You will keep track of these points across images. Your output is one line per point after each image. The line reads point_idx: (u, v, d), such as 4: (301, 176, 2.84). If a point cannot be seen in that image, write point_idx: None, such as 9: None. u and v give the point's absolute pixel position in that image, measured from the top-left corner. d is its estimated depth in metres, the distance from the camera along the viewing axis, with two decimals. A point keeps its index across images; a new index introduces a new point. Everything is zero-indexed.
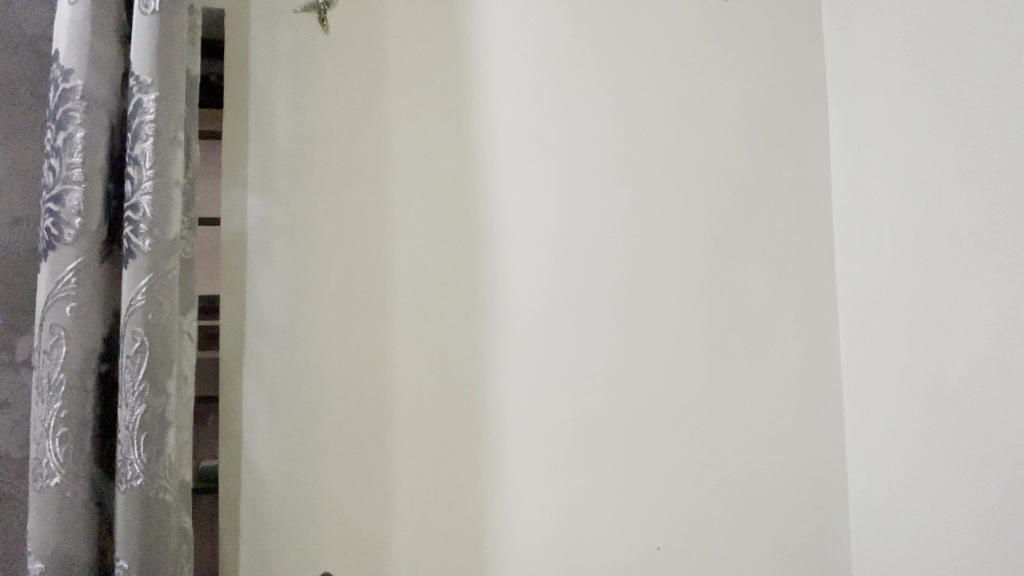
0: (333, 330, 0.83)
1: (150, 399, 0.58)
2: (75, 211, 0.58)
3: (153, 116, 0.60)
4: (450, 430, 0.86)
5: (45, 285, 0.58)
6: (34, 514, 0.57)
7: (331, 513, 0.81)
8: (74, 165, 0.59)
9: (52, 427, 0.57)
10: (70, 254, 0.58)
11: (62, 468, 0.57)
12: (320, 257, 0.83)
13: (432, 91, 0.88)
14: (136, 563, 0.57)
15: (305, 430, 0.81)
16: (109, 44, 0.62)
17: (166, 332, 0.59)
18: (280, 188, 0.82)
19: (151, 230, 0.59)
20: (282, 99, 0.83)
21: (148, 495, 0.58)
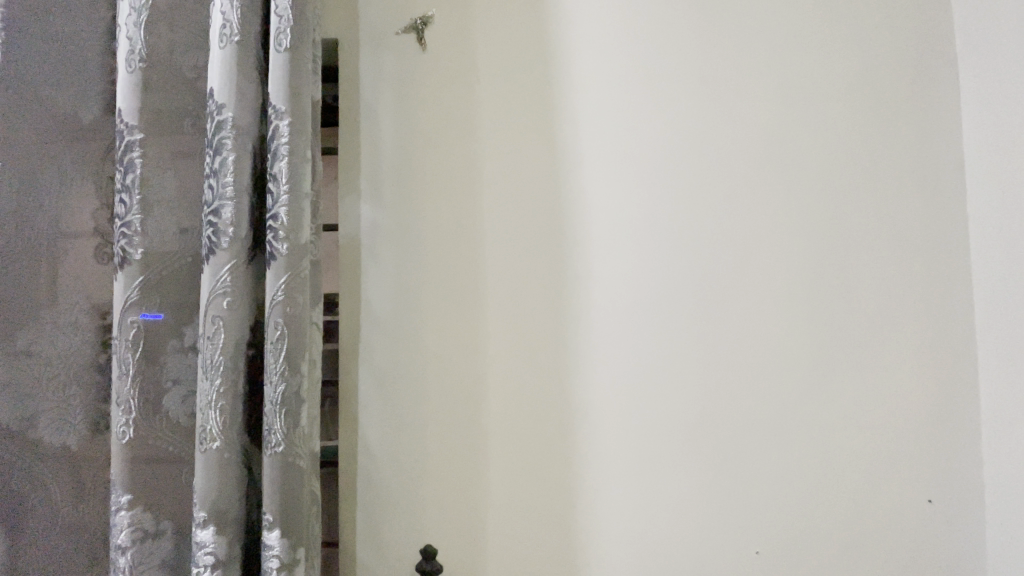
0: (432, 323, 0.90)
1: (289, 378, 0.68)
2: (228, 221, 0.70)
3: (287, 139, 0.70)
4: (540, 420, 0.90)
5: (207, 283, 0.70)
6: (199, 471, 0.68)
7: (432, 491, 0.89)
8: (227, 183, 0.71)
9: (214, 399, 0.68)
10: (226, 257, 0.70)
11: (222, 434, 0.68)
12: (420, 256, 0.91)
13: (520, 96, 0.92)
14: (278, 517, 0.67)
15: (409, 414, 0.89)
16: (250, 77, 0.73)
17: (299, 322, 0.69)
18: (385, 195, 0.91)
19: (287, 236, 0.69)
20: (387, 115, 0.92)
21: (287, 460, 0.68)
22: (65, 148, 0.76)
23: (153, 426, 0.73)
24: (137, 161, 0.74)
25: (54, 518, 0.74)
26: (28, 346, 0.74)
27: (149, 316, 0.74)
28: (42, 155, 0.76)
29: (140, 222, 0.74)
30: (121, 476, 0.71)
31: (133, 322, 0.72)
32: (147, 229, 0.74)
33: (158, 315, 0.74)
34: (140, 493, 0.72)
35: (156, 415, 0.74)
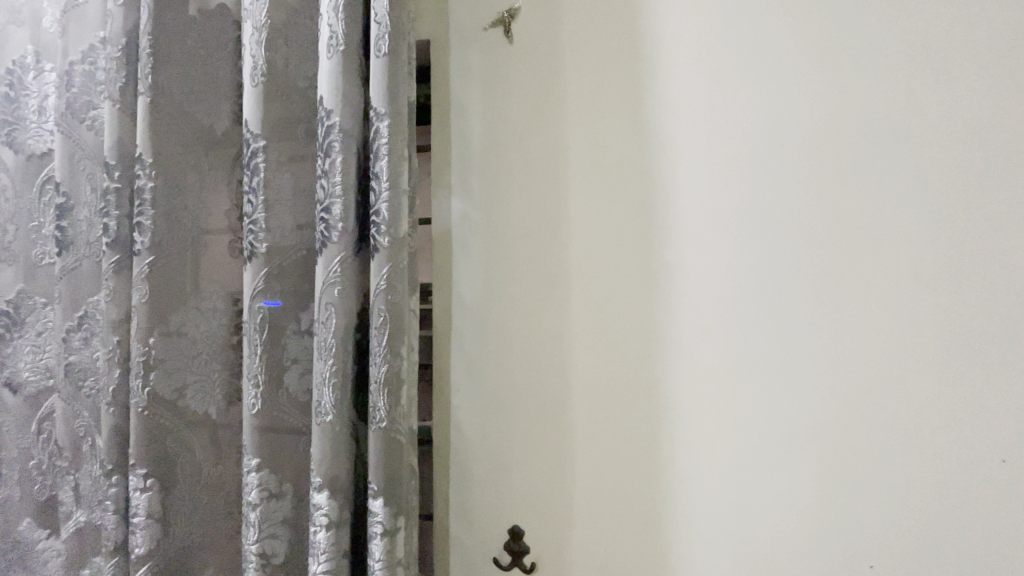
0: (519, 312, 0.93)
1: (391, 361, 0.74)
2: (338, 217, 0.77)
3: (387, 139, 0.75)
4: (624, 410, 0.89)
5: (321, 273, 0.77)
6: (315, 440, 0.76)
7: (519, 473, 0.92)
8: (336, 183, 0.78)
9: (327, 377, 0.76)
10: (336, 250, 0.77)
11: (334, 409, 0.76)
12: (508, 247, 0.93)
13: (606, 82, 0.91)
14: (382, 487, 0.74)
15: (497, 399, 0.93)
16: (354, 84, 0.79)
17: (399, 309, 0.75)
18: (474, 188, 0.94)
19: (388, 230, 0.75)
20: (475, 110, 0.95)
21: (389, 435, 0.74)
22: (201, 156, 0.87)
23: (277, 400, 0.83)
24: (261, 166, 0.83)
25: (197, 476, 0.86)
26: (175, 327, 0.84)
27: (271, 304, 0.83)
28: (182, 160, 0.85)
29: (264, 220, 0.83)
30: (252, 441, 0.81)
31: (259, 308, 0.82)
32: (270, 226, 0.83)
33: (278, 303, 0.83)
34: (267, 457, 0.82)
35: (279, 390, 0.84)
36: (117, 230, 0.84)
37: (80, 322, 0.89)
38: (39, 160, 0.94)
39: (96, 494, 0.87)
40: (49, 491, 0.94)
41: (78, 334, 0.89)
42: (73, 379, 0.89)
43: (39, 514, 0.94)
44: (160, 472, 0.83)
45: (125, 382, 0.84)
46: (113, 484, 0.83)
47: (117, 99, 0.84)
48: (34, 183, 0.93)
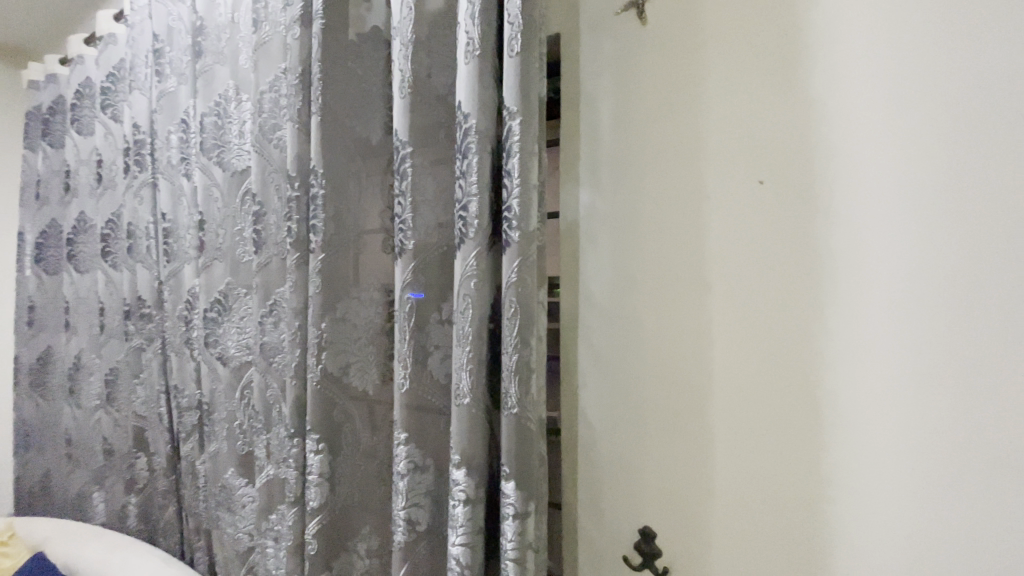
0: (651, 306, 0.89)
1: (521, 351, 0.77)
2: (474, 214, 0.82)
3: (518, 137, 0.78)
4: (775, 421, 0.78)
5: (459, 266, 0.83)
6: (455, 421, 0.82)
7: (650, 472, 0.89)
8: (473, 182, 0.82)
9: (465, 363, 0.81)
10: (472, 245, 0.82)
11: (471, 392, 0.81)
12: (639, 237, 0.90)
13: (756, 51, 0.81)
14: (514, 471, 0.77)
15: (627, 394, 0.91)
16: (488, 86, 0.83)
17: (529, 301, 0.78)
18: (604, 180, 0.94)
19: (520, 224, 0.77)
20: (605, 101, 0.94)
21: (521, 422, 0.78)
22: (359, 164, 0.98)
23: (422, 382, 0.91)
24: (408, 170, 0.91)
25: (356, 444, 0.99)
26: (341, 313, 0.97)
27: (417, 296, 0.90)
28: (345, 168, 0.97)
29: (412, 219, 0.90)
30: (403, 416, 0.90)
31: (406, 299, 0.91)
32: (417, 224, 0.91)
33: (421, 294, 0.91)
34: (413, 433, 0.90)
35: (424, 373, 0.92)
36: (297, 232, 0.98)
37: (270, 308, 1.06)
38: (240, 175, 1.13)
39: (281, 453, 1.05)
40: (248, 447, 1.15)
41: (269, 319, 1.07)
42: (266, 355, 1.07)
43: (241, 464, 1.16)
44: (329, 438, 0.96)
45: (303, 361, 0.99)
46: (295, 445, 0.99)
47: (296, 120, 0.98)
48: (237, 194, 1.13)
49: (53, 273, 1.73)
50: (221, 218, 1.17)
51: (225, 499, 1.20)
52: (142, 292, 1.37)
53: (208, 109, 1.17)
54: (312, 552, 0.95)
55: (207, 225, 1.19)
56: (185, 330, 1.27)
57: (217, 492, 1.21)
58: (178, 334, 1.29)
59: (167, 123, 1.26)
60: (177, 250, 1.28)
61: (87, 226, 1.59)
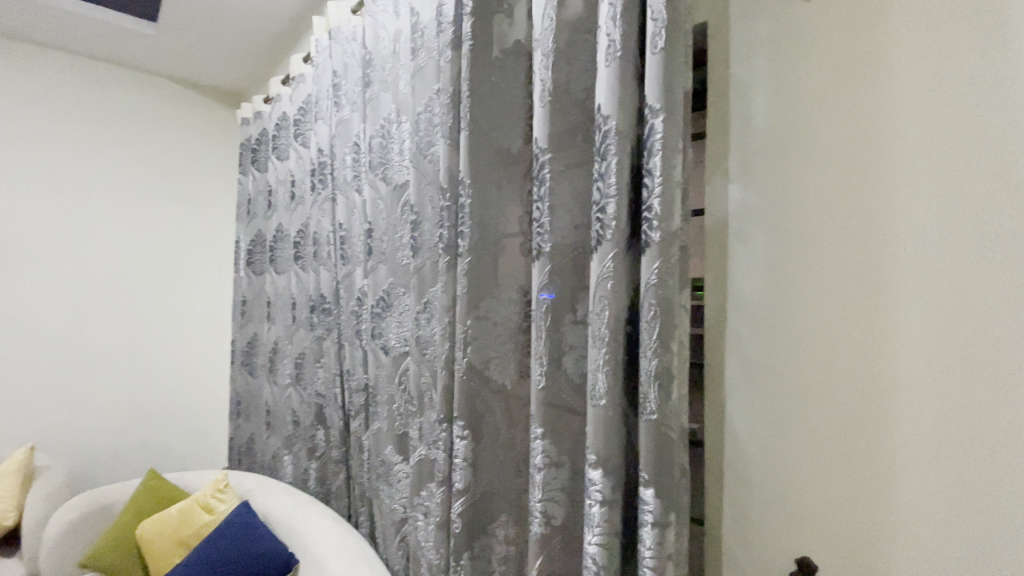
0: (815, 309, 0.80)
1: (661, 354, 0.76)
2: (612, 216, 0.81)
3: (660, 134, 0.76)
4: (1005, 450, 0.64)
5: (596, 268, 0.83)
6: (590, 421, 0.83)
7: (811, 495, 0.80)
8: (611, 184, 0.82)
9: (601, 364, 0.82)
10: (609, 247, 0.81)
11: (607, 393, 0.81)
12: (800, 233, 0.81)
13: (962, 11, 0.67)
14: (652, 477, 0.76)
15: (783, 405, 0.83)
16: (629, 87, 0.82)
17: (670, 304, 0.75)
18: (758, 172, 0.86)
19: (661, 224, 0.76)
20: (760, 85, 0.87)
21: (661, 428, 0.76)
22: (501, 172, 1.04)
23: (557, 381, 0.94)
24: (547, 175, 0.93)
25: (496, 435, 1.06)
26: (484, 312, 1.04)
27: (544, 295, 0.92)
28: (488, 176, 1.04)
29: (549, 223, 0.93)
30: (539, 413, 0.93)
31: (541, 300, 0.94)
32: (553, 228, 0.93)
33: (548, 295, 0.92)
34: (548, 429, 0.93)
35: (559, 373, 0.94)
36: (448, 237, 1.08)
37: (425, 306, 1.19)
38: (400, 188, 1.28)
39: (432, 435, 1.16)
40: (404, 428, 1.30)
41: (423, 315, 1.19)
42: (420, 348, 1.20)
43: (398, 442, 1.32)
44: (472, 426, 1.05)
45: (451, 354, 1.09)
46: (444, 430, 1.10)
47: (447, 136, 1.08)
48: (398, 205, 1.28)
49: (258, 273, 2.13)
50: (385, 226, 1.33)
51: (384, 472, 1.37)
52: (324, 290, 1.62)
53: (375, 131, 1.35)
54: (457, 530, 1.04)
55: (374, 232, 1.37)
56: (356, 323, 1.48)
57: (377, 466, 1.39)
58: (350, 326, 1.50)
59: (343, 146, 1.48)
60: (351, 254, 1.49)
61: (284, 235, 1.93)
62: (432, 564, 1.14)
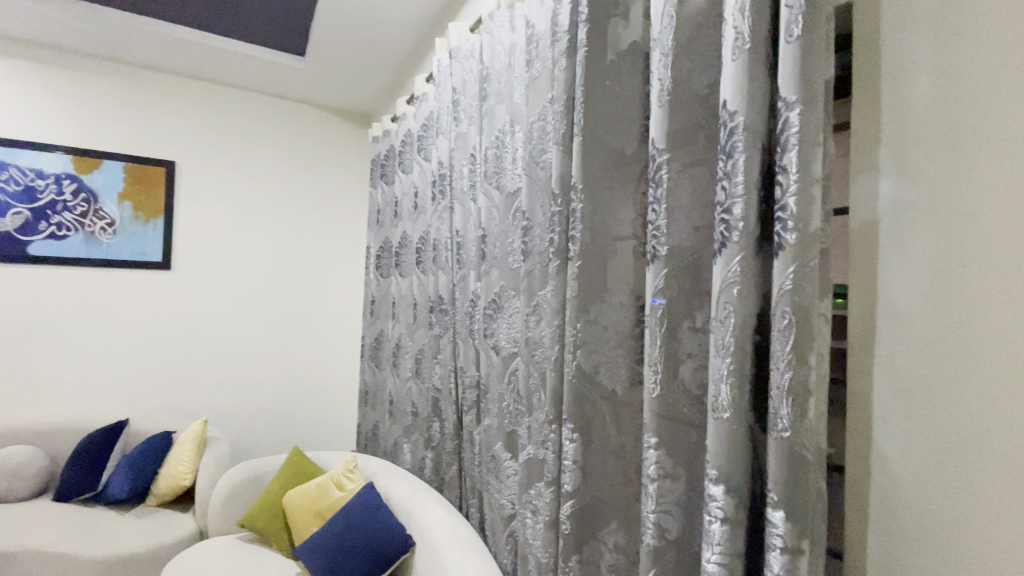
0: (993, 324, 0.66)
1: (796, 366, 0.70)
2: (739, 217, 0.77)
3: (797, 128, 0.71)
4: None
5: (719, 272, 0.79)
6: (711, 434, 0.79)
7: (988, 550, 0.66)
8: (738, 183, 0.78)
9: (724, 374, 0.77)
10: (736, 250, 0.77)
11: (731, 406, 0.77)
12: (975, 233, 0.68)
13: None
14: (783, 499, 0.70)
15: (949, 438, 0.70)
16: (759, 80, 0.77)
17: (808, 312, 0.70)
18: (918, 161, 0.74)
19: (797, 225, 0.70)
20: (922, 59, 0.74)
21: (794, 447, 0.70)
22: (615, 175, 1.04)
23: (672, 389, 0.90)
24: (665, 177, 0.90)
25: (606, 440, 1.05)
26: (595, 316, 1.04)
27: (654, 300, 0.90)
28: (602, 180, 1.04)
29: (666, 225, 0.90)
30: (652, 422, 0.90)
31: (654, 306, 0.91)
32: (670, 231, 0.90)
33: (658, 300, 0.89)
34: (663, 439, 0.89)
35: (675, 381, 0.90)
36: (559, 241, 1.10)
37: (535, 308, 1.22)
38: (512, 195, 1.33)
39: (540, 436, 1.18)
40: (513, 426, 1.34)
41: (533, 318, 1.22)
42: (530, 349, 1.23)
43: (508, 440, 1.36)
44: (582, 430, 1.04)
45: (561, 357, 1.10)
46: (553, 431, 1.11)
47: (560, 142, 1.10)
48: (511, 211, 1.33)
49: (385, 276, 2.35)
50: (498, 231, 1.39)
51: (494, 467, 1.42)
52: (442, 292, 1.74)
53: (490, 141, 1.41)
54: (566, 531, 1.05)
55: (488, 238, 1.44)
56: (470, 323, 1.56)
57: (488, 461, 1.45)
58: (464, 326, 1.59)
59: (461, 157, 1.58)
60: (465, 259, 1.58)
61: (407, 241, 2.10)
62: (540, 563, 1.16)
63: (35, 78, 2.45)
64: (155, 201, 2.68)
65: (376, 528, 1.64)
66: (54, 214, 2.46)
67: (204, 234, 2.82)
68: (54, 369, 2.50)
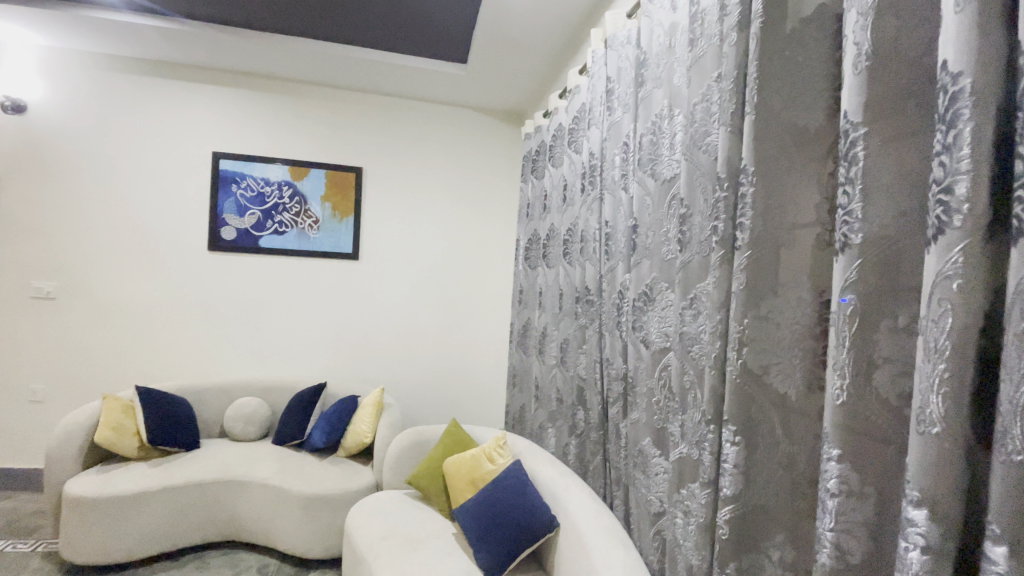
0: None
1: None
2: (963, 198, 0.64)
3: None
4: None
5: (932, 264, 0.67)
6: (914, 450, 0.68)
7: None
8: (962, 158, 0.64)
9: (936, 384, 0.66)
10: (957, 237, 0.64)
11: (942, 420, 0.65)
12: None
13: None
14: (1011, 537, 0.57)
15: None
16: (996, 30, 0.62)
17: None
18: None
19: None
20: None
21: None
22: (794, 156, 0.94)
23: (863, 397, 0.79)
24: (860, 155, 0.78)
25: (775, 447, 0.96)
26: (765, 312, 0.96)
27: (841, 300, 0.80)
28: (778, 162, 0.95)
29: (861, 210, 0.78)
30: (835, 431, 0.80)
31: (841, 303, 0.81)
32: (867, 216, 0.78)
33: (845, 300, 0.79)
34: (848, 452, 0.79)
35: (867, 388, 0.79)
36: (723, 230, 1.04)
37: (691, 302, 1.16)
38: (669, 183, 1.29)
39: (694, 436, 1.13)
40: (665, 423, 1.30)
41: (689, 311, 1.17)
42: (684, 344, 1.18)
43: (657, 436, 1.33)
44: (746, 433, 0.98)
45: (722, 353, 1.04)
46: (710, 430, 1.06)
47: (728, 123, 1.03)
48: (666, 200, 1.29)
49: (533, 267, 2.44)
50: (651, 222, 1.36)
51: (641, 462, 1.40)
52: (589, 283, 1.76)
53: (646, 129, 1.38)
54: (723, 536, 0.99)
55: (639, 229, 1.41)
56: (617, 315, 1.55)
57: (635, 455, 1.43)
58: (611, 318, 1.58)
59: (614, 148, 1.57)
60: (615, 250, 1.57)
61: (555, 233, 2.16)
62: (692, 566, 1.12)
63: (267, 105, 3.08)
64: (346, 202, 3.18)
65: (524, 504, 1.74)
66: (277, 214, 3.07)
67: (382, 229, 3.25)
68: (277, 338, 3.13)
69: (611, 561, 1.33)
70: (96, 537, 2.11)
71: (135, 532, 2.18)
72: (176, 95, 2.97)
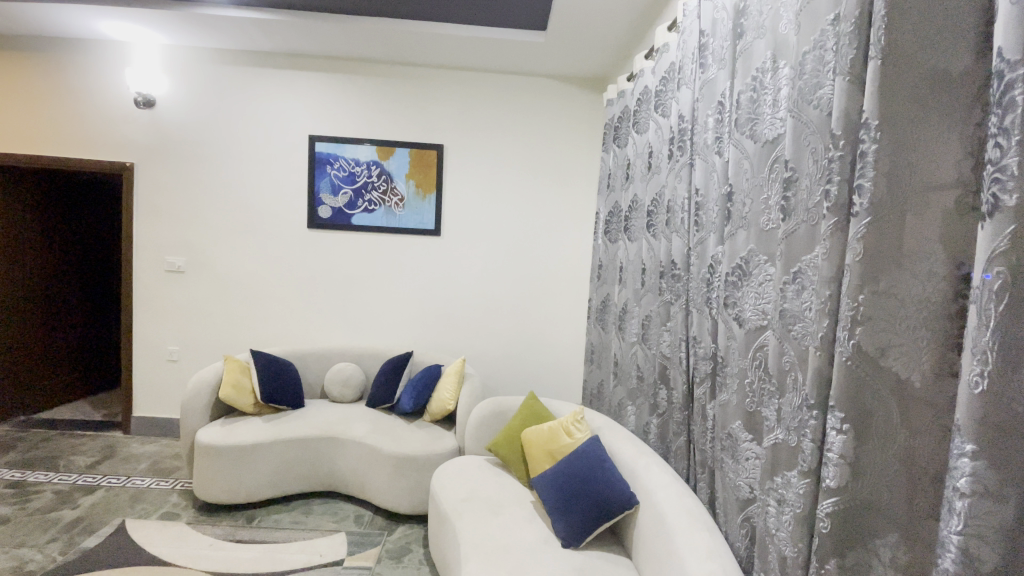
0: None
1: None
2: None
3: None
4: None
5: None
6: None
7: None
8: None
9: None
10: None
11: None
12: None
13: None
14: None
15: None
16: None
17: None
18: None
19: None
20: None
21: None
22: (930, 105, 0.80)
23: (1010, 388, 0.67)
24: (1018, 98, 0.65)
25: (891, 439, 0.86)
26: (885, 287, 0.85)
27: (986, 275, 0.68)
28: (909, 114, 0.82)
29: (1018, 166, 0.65)
30: (969, 425, 0.70)
31: (982, 278, 0.69)
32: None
33: (989, 275, 0.68)
34: (986, 448, 0.68)
35: (1014, 378, 0.67)
36: (838, 195, 0.92)
37: (794, 276, 1.06)
38: (771, 145, 1.16)
39: (794, 421, 1.05)
40: (757, 407, 1.21)
41: (792, 286, 1.07)
42: (785, 322, 1.08)
43: (748, 420, 1.25)
44: (856, 422, 0.89)
45: (830, 333, 0.94)
46: (813, 417, 0.97)
47: (846, 71, 0.90)
48: (767, 163, 1.17)
49: (614, 241, 2.37)
50: (750, 188, 1.24)
51: (730, 446, 1.33)
52: (675, 256, 1.67)
53: (745, 85, 1.26)
54: (824, 530, 0.92)
55: (736, 197, 1.30)
56: (706, 290, 1.46)
57: (723, 438, 1.36)
58: (699, 293, 1.49)
59: (706, 109, 1.45)
60: (706, 220, 1.47)
61: (638, 204, 2.07)
62: (786, 558, 1.05)
63: (355, 86, 3.22)
64: (429, 178, 3.27)
65: (603, 479, 1.72)
66: (366, 193, 3.24)
67: (463, 204, 3.31)
68: (368, 309, 3.34)
69: (694, 544, 1.29)
70: (224, 481, 2.43)
71: (253, 478, 2.48)
72: (276, 83, 3.19)
